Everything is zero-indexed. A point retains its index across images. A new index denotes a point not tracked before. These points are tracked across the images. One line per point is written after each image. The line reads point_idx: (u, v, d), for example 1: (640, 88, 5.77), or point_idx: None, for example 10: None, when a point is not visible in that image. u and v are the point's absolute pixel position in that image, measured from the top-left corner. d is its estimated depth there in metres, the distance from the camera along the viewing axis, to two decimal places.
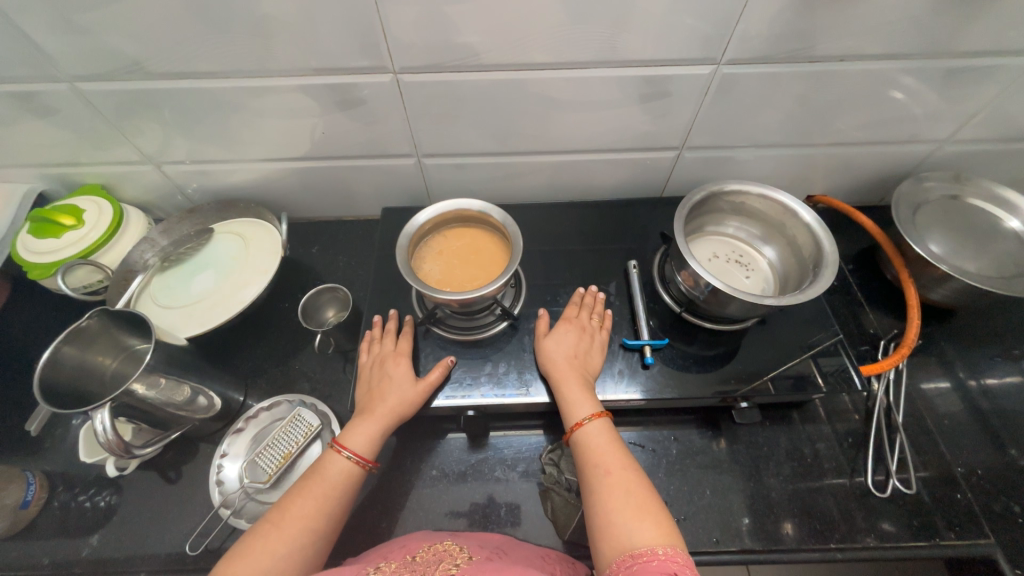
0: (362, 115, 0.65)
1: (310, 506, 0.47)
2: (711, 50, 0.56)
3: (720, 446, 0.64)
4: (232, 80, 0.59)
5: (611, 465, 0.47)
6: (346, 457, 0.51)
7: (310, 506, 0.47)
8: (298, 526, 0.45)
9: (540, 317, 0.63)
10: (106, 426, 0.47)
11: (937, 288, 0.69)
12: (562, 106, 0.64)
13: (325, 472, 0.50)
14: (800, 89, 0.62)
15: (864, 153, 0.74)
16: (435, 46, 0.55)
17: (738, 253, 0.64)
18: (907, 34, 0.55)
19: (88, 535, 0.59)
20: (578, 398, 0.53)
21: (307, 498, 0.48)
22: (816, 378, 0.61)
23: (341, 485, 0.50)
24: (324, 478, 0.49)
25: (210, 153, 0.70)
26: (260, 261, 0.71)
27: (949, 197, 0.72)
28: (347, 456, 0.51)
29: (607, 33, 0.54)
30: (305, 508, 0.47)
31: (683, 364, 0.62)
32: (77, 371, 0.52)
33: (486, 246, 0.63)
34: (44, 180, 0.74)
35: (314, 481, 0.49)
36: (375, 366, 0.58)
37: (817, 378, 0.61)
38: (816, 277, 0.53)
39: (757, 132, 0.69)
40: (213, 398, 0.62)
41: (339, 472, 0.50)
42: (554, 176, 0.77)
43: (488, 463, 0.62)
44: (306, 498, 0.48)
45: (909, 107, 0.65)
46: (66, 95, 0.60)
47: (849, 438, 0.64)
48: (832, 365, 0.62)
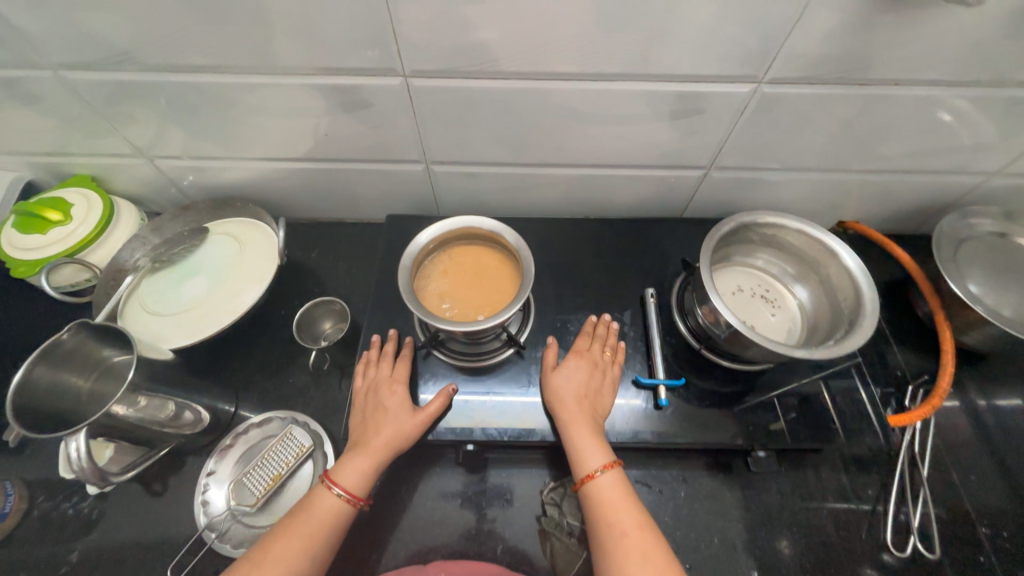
0: (368, 118, 0.60)
1: (295, 548, 0.44)
2: (753, 67, 0.51)
3: (731, 492, 0.60)
4: (228, 76, 0.55)
5: (626, 524, 0.46)
6: (337, 494, 0.48)
7: (295, 547, 0.44)
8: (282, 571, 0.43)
9: (548, 348, 0.59)
10: (81, 452, 0.45)
11: (973, 332, 0.64)
12: (584, 118, 0.59)
13: (313, 510, 0.47)
14: (845, 113, 0.57)
15: (905, 181, 0.68)
16: (450, 50, 0.50)
17: (765, 288, 0.60)
18: (974, 59, 0.49)
19: (67, 549, 0.57)
20: (589, 446, 0.51)
21: (292, 539, 0.45)
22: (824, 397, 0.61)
23: (329, 526, 0.47)
24: (312, 516, 0.47)
25: (206, 149, 0.66)
26: (255, 267, 0.67)
27: (996, 234, 0.67)
28: (338, 493, 0.48)
29: (640, 44, 0.49)
30: (290, 550, 0.44)
31: (697, 404, 0.59)
32: (54, 393, 0.50)
33: (495, 267, 0.59)
34: (32, 169, 0.70)
35: (301, 519, 0.46)
36: (370, 395, 0.55)
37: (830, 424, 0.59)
38: (851, 330, 0.49)
39: (793, 155, 0.64)
40: (200, 412, 0.59)
41: (328, 512, 0.47)
42: (570, 189, 0.72)
43: (486, 497, 0.59)
44: (291, 539, 0.45)
45: (962, 136, 0.60)
46: (50, 82, 0.56)
47: (870, 490, 0.61)
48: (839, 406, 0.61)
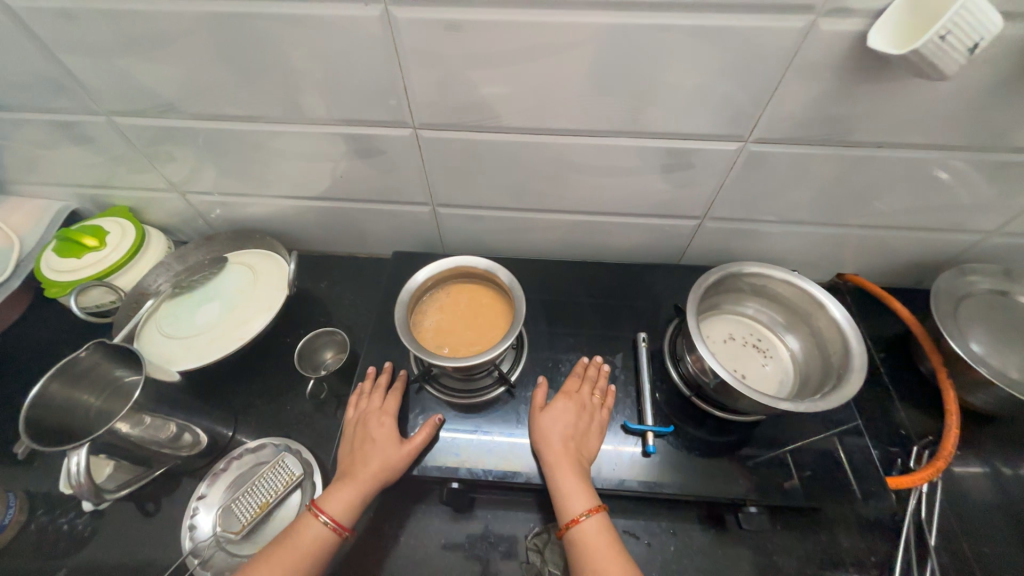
0: (380, 163, 0.65)
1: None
2: (738, 127, 0.54)
3: (723, 548, 0.58)
4: (257, 124, 0.61)
5: (611, 570, 0.46)
6: (323, 522, 0.49)
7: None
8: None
9: (538, 388, 0.60)
10: (79, 468, 0.47)
11: (978, 392, 0.63)
12: (580, 169, 0.62)
13: (298, 538, 0.48)
14: (832, 171, 0.59)
15: (901, 237, 0.69)
16: (455, 106, 0.55)
17: (756, 337, 0.60)
18: (953, 126, 0.51)
19: (56, 565, 0.58)
20: (574, 489, 0.51)
21: (274, 568, 0.45)
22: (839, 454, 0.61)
23: (313, 556, 0.47)
24: (295, 545, 0.47)
25: (232, 186, 0.72)
26: (265, 296, 0.71)
27: (996, 292, 0.66)
28: (324, 521, 0.49)
29: (629, 105, 0.53)
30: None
31: (687, 453, 0.58)
32: (63, 408, 0.53)
33: (488, 305, 0.61)
34: (78, 199, 0.77)
35: (285, 547, 0.47)
36: (360, 426, 0.56)
37: (821, 481, 0.58)
38: (839, 382, 0.49)
39: (785, 208, 0.66)
40: (199, 434, 0.61)
41: (313, 539, 0.48)
42: (569, 234, 0.75)
43: (469, 538, 0.59)
44: (274, 566, 0.46)
45: (952, 196, 0.61)
46: (103, 126, 0.63)
47: (874, 558, 0.57)
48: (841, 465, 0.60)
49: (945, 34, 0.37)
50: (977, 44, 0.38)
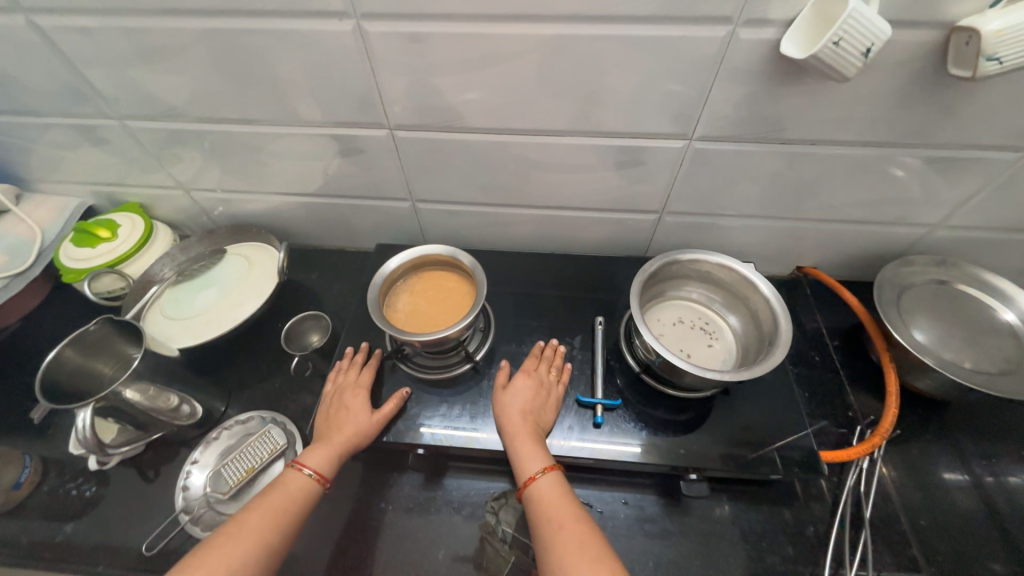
0: (362, 162, 0.71)
1: (265, 520, 0.50)
2: (681, 126, 0.59)
3: (671, 517, 0.63)
4: (252, 126, 0.68)
5: (564, 517, 0.50)
6: (307, 474, 0.55)
7: (266, 520, 0.50)
8: (255, 537, 0.48)
9: (500, 368, 0.65)
10: (86, 424, 0.54)
11: (920, 376, 0.66)
12: (543, 166, 0.68)
13: (283, 489, 0.53)
14: (775, 167, 0.64)
15: (851, 231, 0.73)
16: (425, 109, 0.61)
17: (703, 320, 0.66)
18: (877, 125, 0.56)
19: (65, 522, 0.64)
20: (531, 452, 0.55)
21: (264, 512, 0.50)
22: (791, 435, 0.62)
23: (298, 502, 0.52)
24: (282, 493, 0.53)
25: (231, 184, 0.79)
26: (258, 282, 0.78)
27: (938, 283, 0.70)
28: (308, 473, 0.55)
29: (580, 107, 0.58)
30: (262, 521, 0.50)
31: (637, 426, 0.63)
32: (77, 373, 0.60)
33: (455, 289, 0.67)
34: (94, 197, 0.85)
35: (272, 495, 0.52)
36: (336, 398, 0.63)
37: (767, 457, 0.60)
38: (768, 352, 0.54)
39: (736, 203, 0.71)
40: (196, 407, 0.67)
41: (298, 488, 0.53)
42: (540, 228, 0.80)
43: (435, 503, 0.64)
44: (263, 512, 0.50)
45: (891, 190, 0.65)
46: (117, 129, 0.70)
47: (811, 527, 0.63)
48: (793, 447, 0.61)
49: (837, 40, 0.42)
50: (869, 49, 0.43)
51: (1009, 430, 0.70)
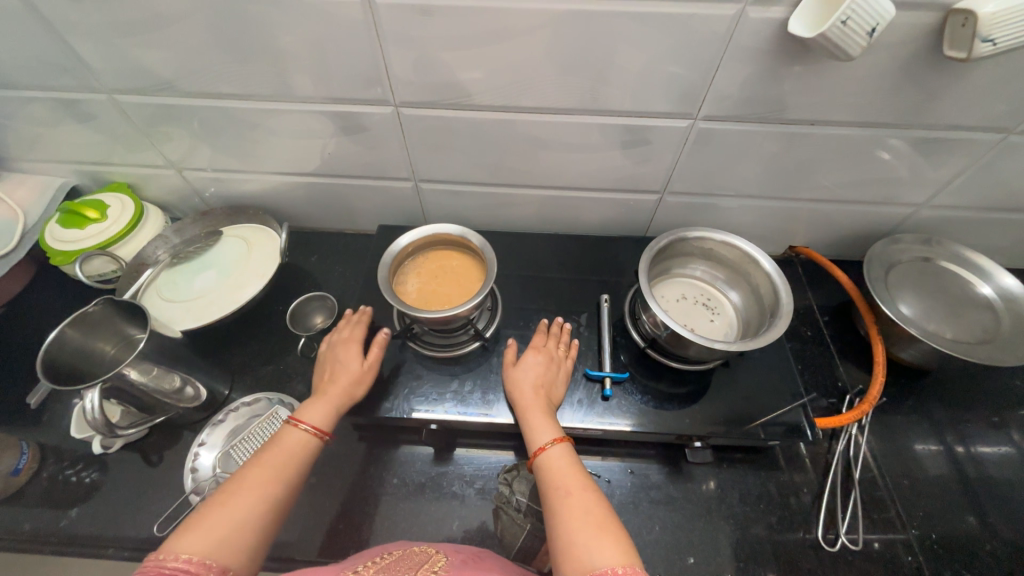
0: (365, 140, 0.70)
1: (265, 478, 0.49)
2: (687, 106, 0.60)
3: (676, 485, 0.66)
4: (251, 103, 0.66)
5: (572, 486, 0.50)
6: (303, 429, 0.54)
7: (265, 478, 0.49)
8: (258, 492, 0.47)
9: (508, 346, 0.66)
10: (94, 405, 0.53)
11: (905, 347, 0.70)
12: (549, 146, 0.68)
13: (282, 444, 0.52)
14: (774, 147, 0.66)
15: (842, 211, 0.76)
16: (433, 85, 0.61)
17: (705, 297, 0.69)
18: (874, 106, 0.58)
19: (68, 508, 0.63)
20: (541, 424, 0.57)
21: (264, 470, 0.49)
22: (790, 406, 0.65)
23: (295, 457, 0.52)
24: (279, 449, 0.52)
25: (226, 163, 0.77)
26: (259, 264, 0.77)
27: (922, 259, 0.74)
28: (304, 428, 0.54)
29: (589, 86, 0.59)
30: (262, 478, 0.49)
31: (643, 398, 0.65)
32: (78, 353, 0.59)
33: (465, 268, 0.67)
34: (77, 176, 0.82)
35: (269, 453, 0.51)
36: (330, 352, 0.64)
37: (761, 433, 0.63)
38: (771, 324, 0.57)
39: (736, 183, 0.72)
40: (200, 389, 0.67)
41: (295, 444, 0.53)
42: (542, 209, 0.81)
43: (447, 478, 0.66)
44: (262, 470, 0.49)
45: (882, 171, 0.68)
46: (104, 104, 0.67)
47: (805, 490, 0.67)
48: (786, 421, 0.64)
49: (845, 18, 0.44)
50: (874, 28, 0.45)
51: (982, 397, 0.75)
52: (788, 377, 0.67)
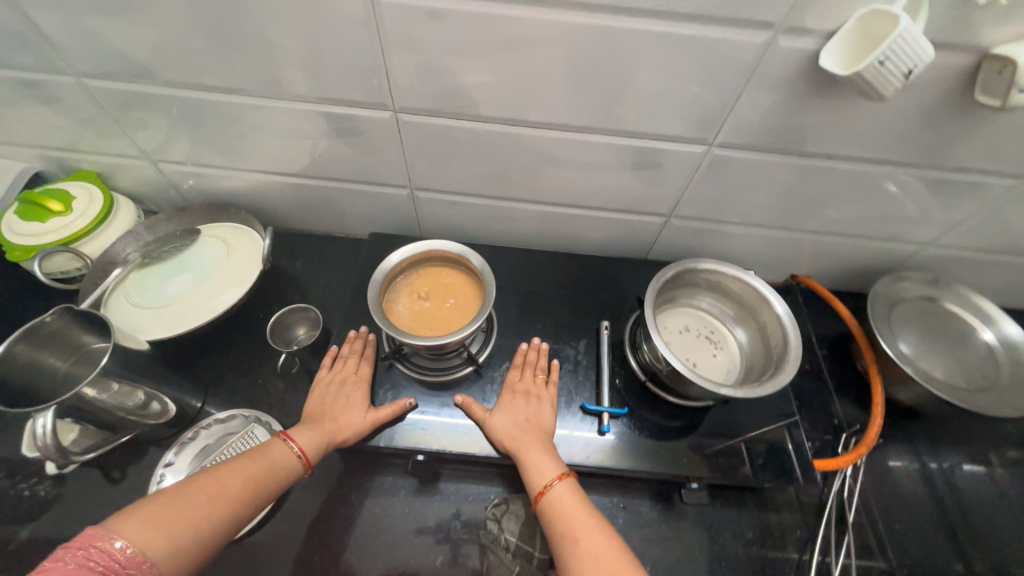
0: (359, 144, 0.65)
1: (240, 487, 0.48)
2: (703, 132, 0.58)
3: (668, 521, 0.64)
4: (236, 97, 0.60)
5: (579, 530, 0.48)
6: (292, 449, 0.53)
7: (239, 487, 0.48)
8: (229, 508, 0.46)
9: (466, 405, 0.59)
10: (45, 429, 0.49)
11: (903, 388, 0.70)
12: (555, 162, 0.65)
13: (265, 457, 0.51)
14: (788, 179, 0.63)
15: (849, 244, 0.75)
16: (436, 92, 0.57)
17: (709, 330, 0.67)
18: (895, 144, 0.56)
19: (17, 528, 0.58)
20: (540, 463, 0.54)
21: (241, 479, 0.48)
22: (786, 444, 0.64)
23: (276, 476, 0.51)
24: (263, 462, 0.51)
25: (207, 158, 0.71)
26: (240, 270, 0.72)
27: (925, 298, 0.74)
28: (293, 449, 0.53)
29: (603, 104, 0.56)
30: (239, 487, 0.48)
31: (640, 433, 0.62)
32: (28, 368, 0.53)
33: (462, 289, 0.63)
34: (41, 161, 0.75)
35: (254, 461, 0.51)
36: (333, 386, 0.61)
37: (744, 454, 0.62)
38: (778, 370, 0.55)
39: (746, 211, 0.70)
40: (167, 404, 0.62)
41: (281, 463, 0.52)
42: (543, 224, 0.77)
43: (433, 508, 0.62)
44: (240, 476, 0.49)
45: (894, 208, 0.66)
46: (71, 87, 0.61)
47: (799, 531, 0.65)
48: (769, 439, 0.64)
49: (883, 59, 0.41)
50: (911, 71, 0.42)
51: (973, 439, 0.75)
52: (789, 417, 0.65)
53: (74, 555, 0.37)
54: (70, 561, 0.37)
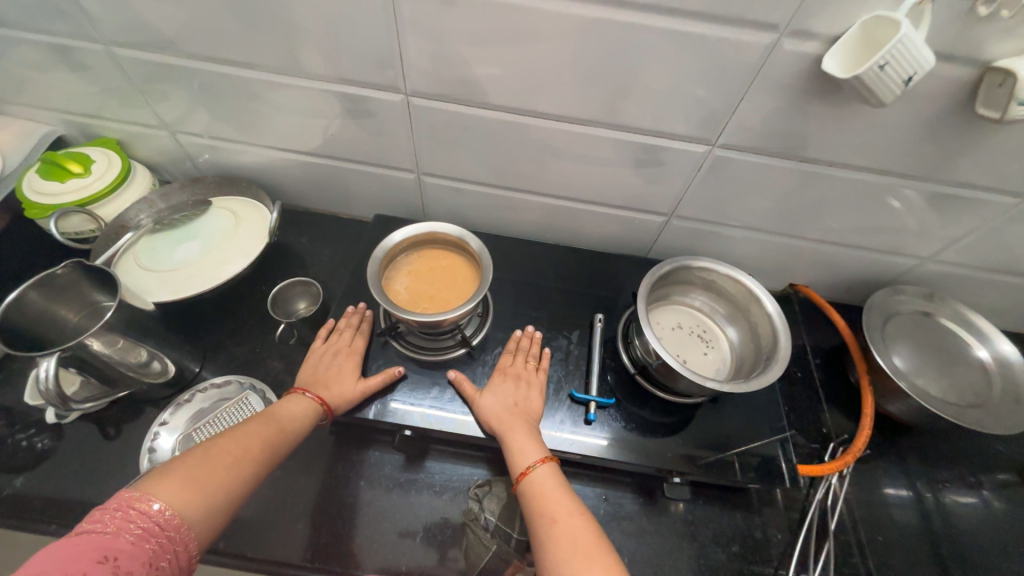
0: (371, 126, 0.67)
1: (258, 449, 0.49)
2: (707, 131, 0.58)
3: (649, 515, 0.65)
4: (255, 73, 0.62)
5: (557, 512, 0.49)
6: (309, 396, 0.57)
7: (255, 448, 0.49)
8: (250, 468, 0.48)
9: (458, 381, 0.61)
10: (49, 374, 0.51)
11: (894, 400, 0.69)
12: (560, 154, 0.66)
13: (273, 420, 0.53)
14: (788, 184, 0.64)
15: (848, 255, 0.75)
16: (448, 78, 0.58)
17: (700, 328, 0.68)
18: (895, 155, 0.57)
19: (13, 475, 0.60)
20: (524, 444, 0.55)
21: (256, 440, 0.50)
22: (781, 460, 0.63)
23: (287, 438, 0.53)
24: (273, 423, 0.52)
25: (223, 132, 0.73)
26: (246, 241, 0.74)
27: (922, 314, 0.74)
28: (310, 396, 0.57)
29: (609, 99, 0.57)
30: (256, 449, 0.49)
31: (625, 425, 0.63)
32: (39, 316, 0.56)
33: (460, 272, 0.65)
34: (65, 126, 0.78)
35: (266, 424, 0.52)
36: (325, 357, 0.62)
37: (736, 464, 0.62)
38: (766, 366, 0.56)
39: (746, 215, 0.71)
40: (168, 365, 0.64)
41: (290, 425, 0.54)
42: (545, 216, 0.79)
43: (416, 484, 0.63)
44: (255, 438, 0.50)
45: (894, 221, 0.67)
46: (99, 55, 0.64)
47: (778, 535, 0.66)
48: (762, 453, 0.63)
49: (883, 63, 0.42)
50: (911, 77, 0.43)
51: (963, 458, 0.75)
52: (776, 421, 0.66)
53: (113, 517, 0.39)
54: (110, 523, 0.38)
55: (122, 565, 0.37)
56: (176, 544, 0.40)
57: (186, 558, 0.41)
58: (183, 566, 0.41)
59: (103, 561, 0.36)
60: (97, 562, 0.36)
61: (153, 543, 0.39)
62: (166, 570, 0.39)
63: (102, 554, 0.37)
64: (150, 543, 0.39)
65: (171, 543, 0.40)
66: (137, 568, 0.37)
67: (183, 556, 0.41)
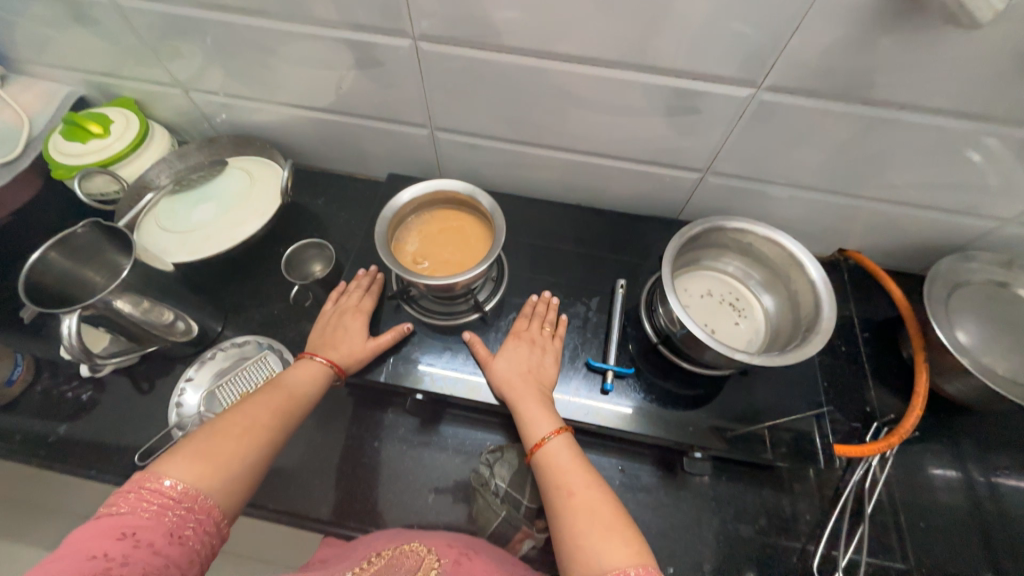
0: (379, 77, 0.63)
1: (270, 417, 0.50)
2: (751, 72, 0.51)
3: (667, 488, 0.63)
4: (257, 20, 0.59)
5: (574, 484, 0.47)
6: (319, 361, 0.56)
7: (265, 417, 0.49)
8: (264, 436, 0.48)
9: (472, 344, 0.59)
10: (71, 331, 0.52)
11: (952, 379, 0.62)
12: (582, 103, 0.60)
13: (284, 388, 0.53)
14: (846, 133, 0.56)
15: (912, 216, 0.66)
16: (458, 18, 0.53)
17: (733, 296, 0.63)
18: (985, 95, 0.47)
19: (59, 422, 0.64)
20: (538, 415, 0.53)
21: (267, 410, 0.50)
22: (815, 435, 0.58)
23: (300, 404, 0.53)
24: (285, 390, 0.53)
25: (233, 87, 0.71)
26: (261, 202, 0.73)
27: (995, 283, 0.66)
28: (319, 360, 0.57)
29: (638, 35, 0.50)
30: (269, 419, 0.49)
31: (645, 397, 0.60)
32: (64, 275, 0.58)
33: (472, 233, 0.62)
34: (85, 87, 0.78)
35: (279, 392, 0.52)
36: (334, 318, 0.61)
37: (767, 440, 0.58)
38: (805, 339, 0.51)
39: (793, 170, 0.63)
40: (191, 324, 0.65)
41: (299, 391, 0.54)
42: (567, 175, 0.73)
43: (429, 447, 0.64)
44: (266, 408, 0.50)
45: (974, 176, 0.57)
46: (105, 8, 0.62)
47: (806, 516, 0.62)
48: (796, 429, 0.59)
49: None
50: None
51: None
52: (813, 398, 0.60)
53: (127, 498, 0.39)
54: (125, 504, 0.39)
55: (142, 539, 0.37)
56: (196, 514, 0.41)
57: (213, 525, 0.41)
58: (211, 532, 0.41)
59: (122, 538, 0.37)
60: (117, 538, 0.37)
61: (172, 515, 0.39)
62: (192, 537, 0.40)
63: (120, 532, 0.37)
64: (168, 515, 0.39)
65: (191, 513, 0.41)
66: (159, 537, 0.38)
67: (207, 523, 0.41)
